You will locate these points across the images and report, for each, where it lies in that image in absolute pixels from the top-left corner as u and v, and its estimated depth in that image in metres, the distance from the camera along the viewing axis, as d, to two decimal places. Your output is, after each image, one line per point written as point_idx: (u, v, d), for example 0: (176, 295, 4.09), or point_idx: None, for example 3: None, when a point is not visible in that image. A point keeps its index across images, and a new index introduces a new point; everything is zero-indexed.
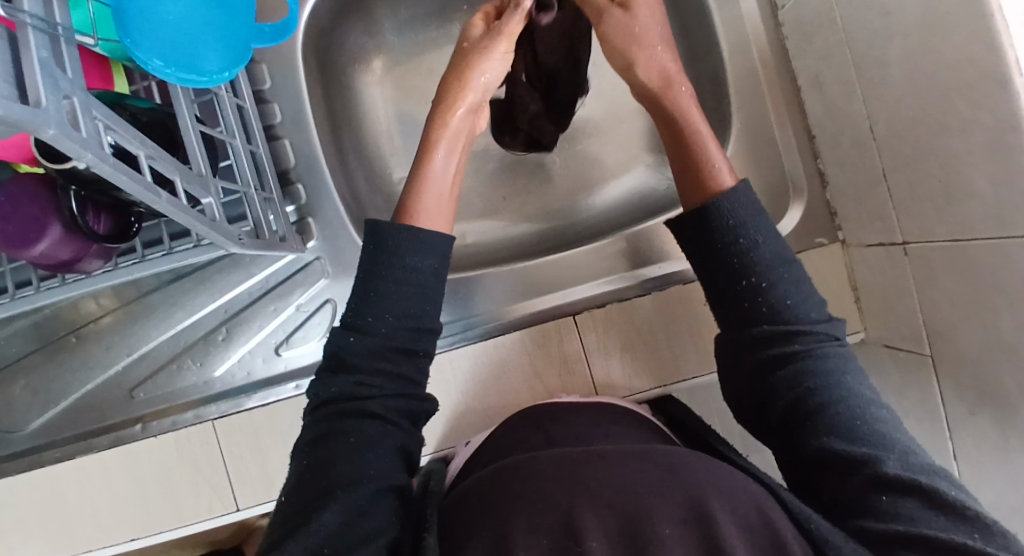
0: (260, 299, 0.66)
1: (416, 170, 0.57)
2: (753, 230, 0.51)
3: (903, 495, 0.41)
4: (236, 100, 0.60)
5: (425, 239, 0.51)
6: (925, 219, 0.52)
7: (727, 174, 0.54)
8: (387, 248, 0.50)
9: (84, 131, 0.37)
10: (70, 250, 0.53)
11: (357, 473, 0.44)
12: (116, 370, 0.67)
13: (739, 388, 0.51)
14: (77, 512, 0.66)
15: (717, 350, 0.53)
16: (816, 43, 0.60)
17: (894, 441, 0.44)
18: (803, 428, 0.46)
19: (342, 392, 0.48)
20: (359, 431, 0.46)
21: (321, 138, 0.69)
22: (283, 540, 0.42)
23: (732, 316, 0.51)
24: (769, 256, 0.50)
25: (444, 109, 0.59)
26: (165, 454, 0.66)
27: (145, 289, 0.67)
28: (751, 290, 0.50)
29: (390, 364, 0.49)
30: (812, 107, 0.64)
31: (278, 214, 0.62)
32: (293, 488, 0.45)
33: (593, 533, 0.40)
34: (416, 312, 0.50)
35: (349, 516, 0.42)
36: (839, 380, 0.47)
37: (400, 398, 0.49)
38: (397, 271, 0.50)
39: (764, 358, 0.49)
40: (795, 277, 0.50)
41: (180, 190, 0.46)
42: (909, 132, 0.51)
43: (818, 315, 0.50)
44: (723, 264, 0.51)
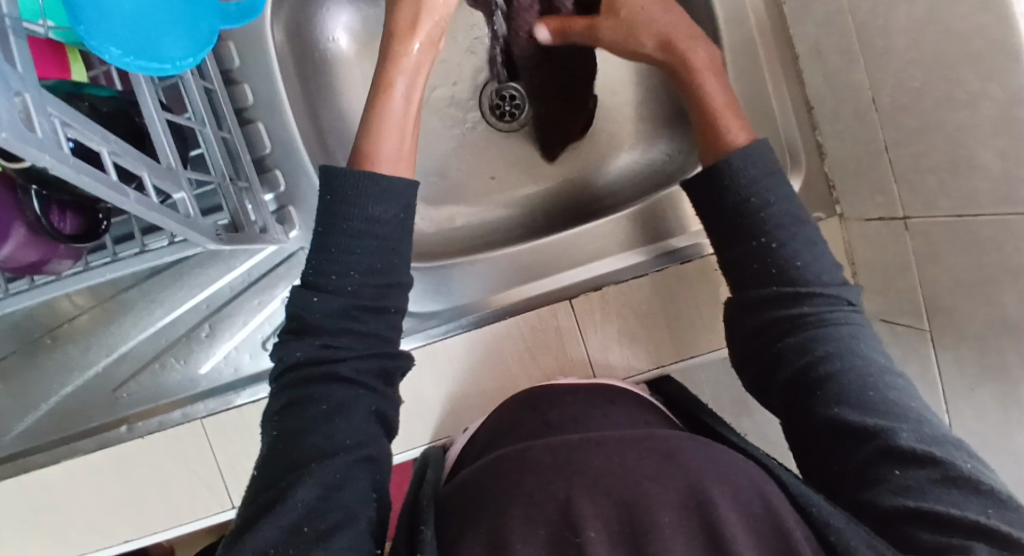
0: (244, 292, 0.64)
1: (372, 114, 0.54)
2: (764, 188, 0.52)
3: (911, 466, 0.41)
4: (203, 83, 0.56)
5: (384, 184, 0.47)
6: (928, 194, 0.51)
7: (740, 130, 0.55)
8: (344, 197, 0.47)
9: (40, 131, 0.34)
10: (36, 253, 0.50)
11: (329, 444, 0.41)
12: (96, 371, 0.65)
13: (748, 354, 0.52)
14: (71, 517, 0.65)
15: (728, 313, 0.54)
16: (814, 9, 0.58)
17: (908, 410, 0.43)
18: (813, 396, 0.45)
19: (307, 357, 0.44)
20: (330, 396, 0.43)
21: (298, 121, 0.65)
22: (254, 522, 0.39)
23: (742, 277, 0.52)
24: (780, 214, 0.51)
25: (399, 42, 0.56)
26: (156, 454, 0.64)
27: (121, 287, 0.64)
28: (761, 249, 0.51)
29: (360, 325, 0.45)
30: (810, 76, 0.62)
31: (258, 203, 0.59)
32: (265, 466, 0.42)
33: (591, 521, 0.39)
34: (383, 267, 0.47)
35: (325, 488, 0.40)
36: (852, 349, 0.46)
37: (372, 359, 0.46)
38: (359, 222, 0.46)
39: (774, 323, 0.49)
40: (807, 236, 0.50)
41: (149, 186, 0.43)
42: (913, 103, 0.49)
43: (829, 278, 0.49)
44: (734, 224, 0.52)
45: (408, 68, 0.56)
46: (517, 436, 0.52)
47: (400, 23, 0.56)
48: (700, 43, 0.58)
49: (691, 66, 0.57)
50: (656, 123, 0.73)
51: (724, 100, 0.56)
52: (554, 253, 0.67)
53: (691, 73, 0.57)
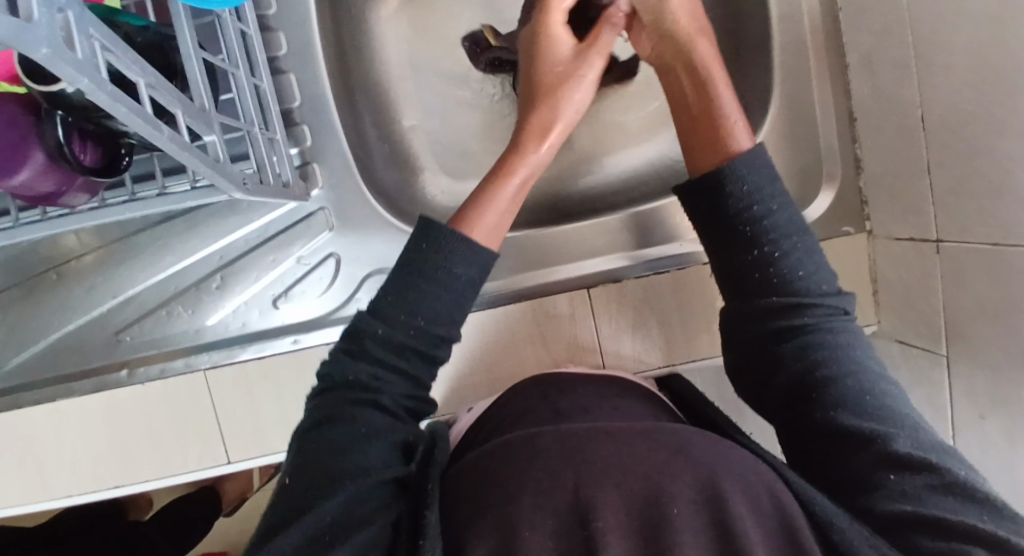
0: (257, 248, 0.62)
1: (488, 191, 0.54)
2: (767, 196, 0.50)
3: (912, 473, 0.40)
4: (240, 26, 0.54)
5: (475, 250, 0.48)
6: (965, 220, 0.51)
7: (745, 137, 0.53)
8: (436, 252, 0.48)
9: (80, 51, 0.32)
10: (53, 183, 0.47)
11: (362, 460, 0.41)
12: (98, 313, 0.63)
13: (746, 364, 0.51)
14: (58, 459, 0.64)
15: (725, 322, 0.53)
16: (872, 18, 0.57)
17: (903, 417, 0.43)
18: (809, 400, 0.45)
19: (358, 381, 0.45)
20: (370, 421, 0.43)
21: (331, 76, 0.64)
22: (283, 526, 0.38)
23: (741, 285, 0.51)
24: (782, 221, 0.50)
25: (527, 137, 0.57)
26: (152, 403, 0.63)
27: (131, 229, 0.63)
28: (761, 259, 0.49)
29: (406, 363, 0.46)
30: (858, 88, 0.61)
31: (283, 156, 0.57)
32: (298, 471, 0.41)
33: (604, 513, 0.38)
34: (448, 316, 0.47)
35: (353, 501, 0.39)
36: (849, 356, 0.46)
37: (411, 398, 0.47)
38: (442, 276, 0.47)
39: (771, 329, 0.48)
40: (808, 246, 0.50)
41: (182, 125, 0.41)
42: (965, 126, 0.49)
43: (829, 288, 0.49)
44: (734, 232, 0.50)
45: (531, 162, 0.55)
46: (526, 421, 0.51)
47: (531, 122, 0.57)
48: (711, 47, 0.56)
49: (698, 66, 0.55)
50: None
51: (730, 104, 0.54)
52: (574, 240, 0.67)
53: (700, 72, 0.55)
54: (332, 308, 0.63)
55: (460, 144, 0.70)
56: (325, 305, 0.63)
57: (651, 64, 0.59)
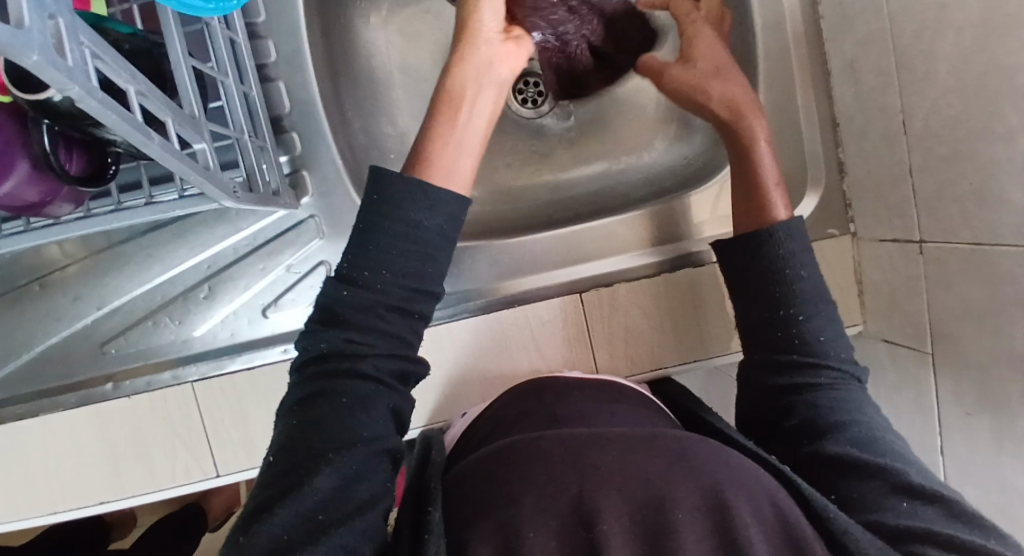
0: (247, 256, 0.62)
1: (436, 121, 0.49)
2: (799, 262, 0.53)
3: (921, 503, 0.41)
4: (229, 33, 0.54)
5: (435, 195, 0.44)
6: (949, 222, 0.52)
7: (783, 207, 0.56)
8: (392, 202, 0.44)
9: (71, 58, 0.31)
10: (39, 192, 0.46)
11: (349, 437, 0.39)
12: (84, 323, 0.62)
13: (762, 414, 0.52)
14: (40, 474, 0.62)
15: (741, 376, 0.54)
16: (854, 27, 0.59)
17: (911, 460, 0.44)
18: (822, 441, 0.47)
19: (334, 350, 0.41)
20: (348, 391, 0.40)
21: (321, 83, 0.64)
22: (271, 504, 0.37)
23: (763, 342, 0.53)
24: (808, 288, 0.52)
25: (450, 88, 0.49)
26: (139, 416, 0.62)
27: (116, 239, 0.62)
28: (788, 319, 0.51)
29: (384, 324, 0.42)
30: (841, 93, 0.63)
31: (272, 164, 0.57)
32: (282, 449, 0.39)
33: (608, 516, 0.38)
34: (417, 273, 0.44)
35: (346, 479, 0.38)
36: (860, 409, 0.48)
37: (395, 359, 0.43)
38: (400, 226, 0.43)
39: (789, 384, 0.50)
40: (830, 315, 0.52)
41: (172, 133, 0.41)
42: (947, 131, 0.50)
43: (846, 355, 0.50)
44: (764, 289, 0.53)
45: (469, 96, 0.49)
46: (520, 427, 0.51)
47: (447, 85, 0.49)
48: (762, 123, 0.58)
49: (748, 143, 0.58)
50: (679, 125, 0.73)
51: (774, 175, 0.57)
52: (569, 245, 0.67)
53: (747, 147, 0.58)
54: None
55: None
56: None
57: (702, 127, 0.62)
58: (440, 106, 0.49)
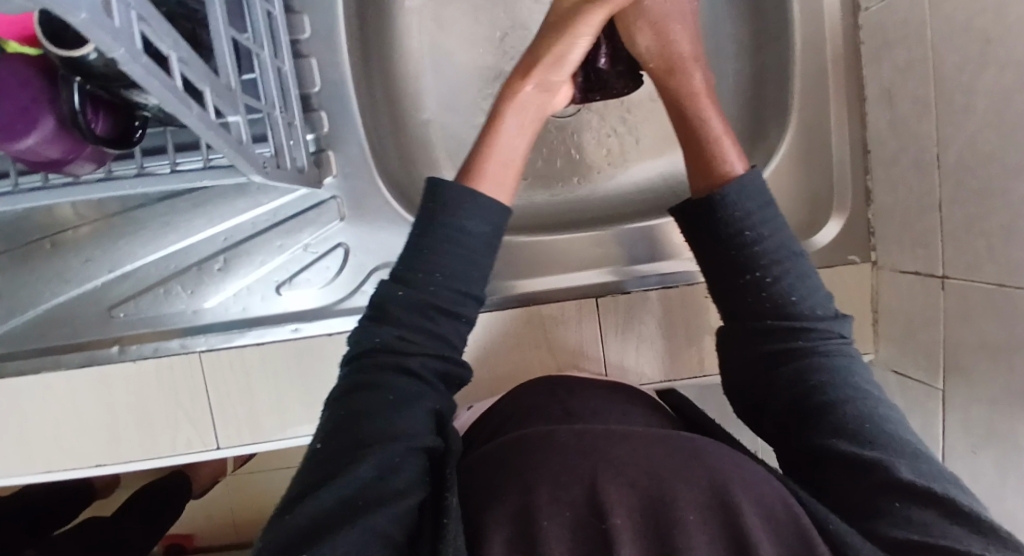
0: (266, 231, 0.61)
1: (484, 139, 0.50)
2: (760, 221, 0.47)
3: (915, 503, 0.37)
4: (266, 5, 0.53)
5: (482, 202, 0.44)
6: (972, 260, 0.52)
7: (738, 162, 0.50)
8: (440, 208, 0.44)
9: (117, 19, 0.30)
10: (61, 149, 0.45)
11: (390, 429, 0.38)
12: (95, 286, 0.62)
13: (741, 384, 0.48)
14: (38, 433, 0.62)
15: (718, 346, 0.51)
16: (895, 53, 0.58)
17: (903, 443, 0.40)
18: (807, 424, 0.43)
19: (384, 344, 0.41)
20: (395, 388, 0.40)
21: (353, 62, 0.63)
22: (313, 488, 0.36)
23: (735, 308, 0.48)
24: (774, 247, 0.47)
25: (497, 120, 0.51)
26: (143, 383, 0.61)
27: (130, 205, 0.61)
28: (754, 284, 0.47)
29: (432, 325, 0.42)
30: (875, 119, 0.62)
31: (300, 140, 0.56)
32: (329, 436, 0.39)
33: (619, 508, 0.37)
34: (465, 275, 0.43)
35: (383, 470, 0.36)
36: (846, 379, 0.43)
37: (439, 359, 0.43)
38: (448, 230, 0.43)
39: (765, 353, 0.46)
40: (801, 271, 0.47)
41: (209, 103, 0.40)
42: (980, 169, 0.50)
43: (823, 311, 0.46)
44: (727, 256, 0.48)
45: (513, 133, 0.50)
46: (533, 418, 0.51)
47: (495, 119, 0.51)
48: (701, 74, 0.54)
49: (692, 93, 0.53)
50: None
51: (723, 130, 0.51)
52: (588, 249, 0.67)
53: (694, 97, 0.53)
54: (335, 299, 0.62)
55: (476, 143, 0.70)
56: (327, 295, 0.62)
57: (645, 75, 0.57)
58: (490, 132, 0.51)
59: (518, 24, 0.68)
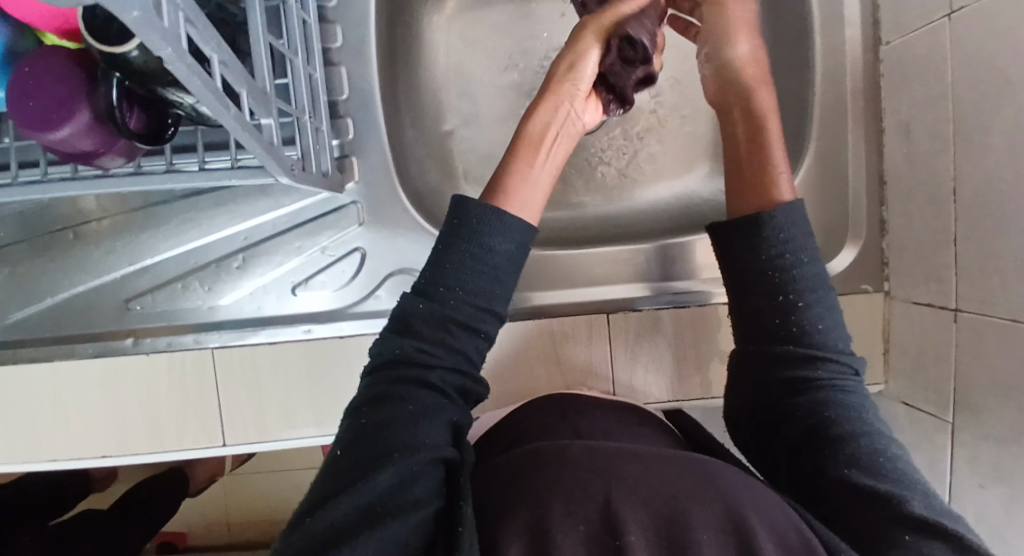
0: (285, 232, 0.62)
1: (512, 158, 0.49)
2: (802, 247, 0.48)
3: (928, 538, 0.37)
4: (302, 13, 0.54)
5: (508, 221, 0.44)
6: (986, 295, 0.52)
7: (788, 190, 0.51)
8: (466, 225, 0.44)
9: (167, 20, 0.31)
10: (93, 142, 0.46)
11: (412, 441, 0.38)
12: (114, 277, 0.63)
13: (756, 408, 0.49)
14: (46, 422, 0.62)
15: (733, 369, 0.51)
16: (915, 88, 0.59)
17: (914, 480, 0.41)
18: (820, 453, 0.43)
19: (405, 357, 0.41)
20: (417, 401, 0.40)
21: (381, 72, 0.64)
22: (331, 495, 0.37)
23: (758, 331, 0.49)
24: (809, 275, 0.48)
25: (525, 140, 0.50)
26: (154, 376, 0.62)
27: (154, 200, 0.62)
28: (784, 307, 0.47)
29: (452, 339, 0.42)
30: (892, 152, 0.63)
31: (325, 146, 0.57)
32: (349, 446, 0.39)
33: (633, 525, 0.37)
34: (487, 292, 0.43)
35: (402, 480, 0.37)
36: (861, 415, 0.44)
37: (458, 375, 0.43)
38: (472, 247, 0.43)
39: (785, 379, 0.47)
40: (831, 302, 0.48)
41: (245, 105, 0.41)
42: (996, 205, 0.50)
43: (844, 345, 0.47)
44: (761, 275, 0.48)
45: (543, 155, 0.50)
46: (542, 435, 0.51)
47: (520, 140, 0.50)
48: (771, 95, 0.54)
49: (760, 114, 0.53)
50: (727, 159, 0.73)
51: (782, 156, 0.52)
52: (602, 266, 0.67)
53: (761, 121, 0.53)
54: (349, 302, 0.63)
55: (496, 156, 0.71)
56: (341, 298, 0.63)
57: (710, 104, 0.58)
58: (519, 148, 0.50)
59: (543, 43, 0.69)
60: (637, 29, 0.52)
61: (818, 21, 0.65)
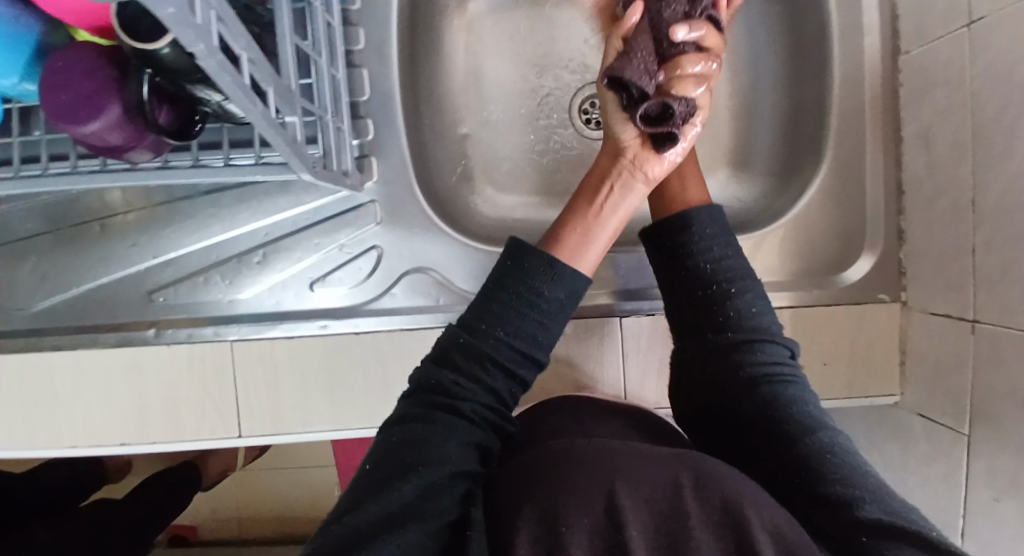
0: (305, 229, 0.63)
1: (571, 212, 0.51)
2: (723, 242, 0.53)
3: (885, 533, 0.36)
4: (327, 16, 0.56)
5: (563, 271, 0.45)
6: (1006, 306, 0.52)
7: (700, 194, 0.55)
8: (519, 269, 0.45)
9: (200, 17, 0.32)
10: (122, 136, 0.48)
11: (438, 456, 0.39)
12: (138, 270, 0.64)
13: (704, 400, 0.50)
14: (68, 409, 0.64)
15: (678, 360, 0.53)
16: (937, 97, 0.59)
17: (864, 472, 0.40)
18: (768, 441, 0.44)
19: (442, 385, 0.42)
20: (448, 425, 0.41)
21: (401, 73, 0.65)
22: (358, 500, 0.37)
23: (699, 322, 0.52)
24: (737, 265, 0.52)
25: (587, 202, 0.51)
26: (173, 368, 0.63)
27: (178, 195, 0.63)
28: (718, 295, 0.51)
29: (489, 374, 0.43)
30: (912, 161, 0.63)
31: (346, 146, 0.58)
32: (377, 457, 0.40)
33: (633, 521, 0.37)
34: (533, 338, 0.44)
35: (426, 490, 0.38)
36: (806, 407, 0.45)
37: (489, 410, 0.43)
38: (524, 292, 0.44)
39: (730, 366, 0.49)
40: (760, 292, 0.52)
41: (271, 102, 0.42)
42: (1017, 214, 0.50)
43: (779, 332, 0.50)
44: (696, 265, 0.52)
45: (615, 215, 0.50)
46: (551, 436, 0.51)
47: (582, 199, 0.51)
48: None
49: None
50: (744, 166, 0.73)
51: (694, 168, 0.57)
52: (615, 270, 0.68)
53: None
54: (365, 300, 0.64)
55: (511, 158, 0.71)
56: (356, 295, 0.63)
57: None
58: (578, 207, 0.51)
59: (561, 47, 0.70)
60: (625, 67, 0.46)
61: (838, 29, 0.65)
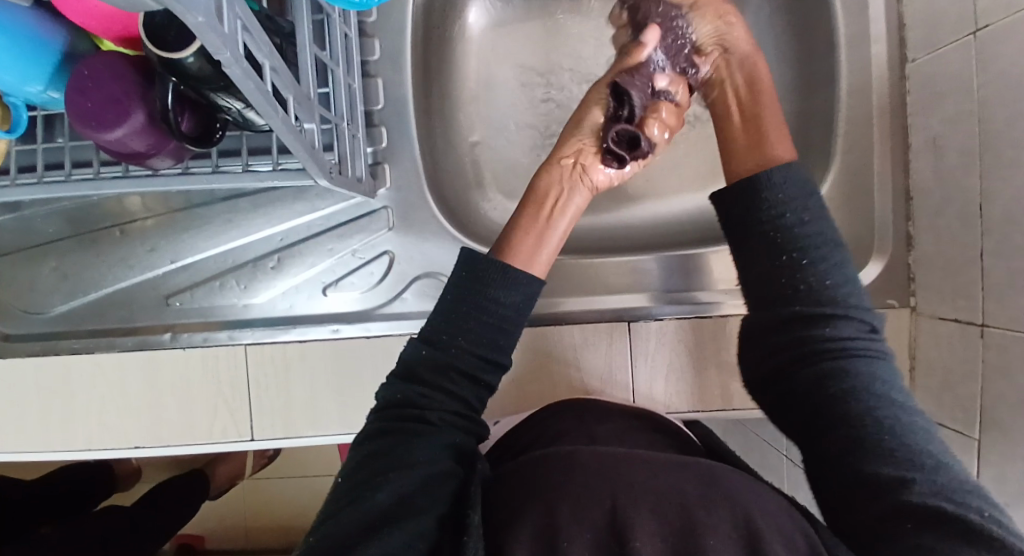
0: (318, 234, 0.64)
1: (523, 214, 0.52)
2: (803, 206, 0.49)
3: (929, 524, 0.36)
4: (345, 29, 0.58)
5: (514, 275, 0.45)
6: (1016, 311, 0.52)
7: (787, 149, 0.53)
8: (474, 279, 0.45)
9: (226, 25, 0.33)
10: (145, 143, 0.49)
11: (408, 463, 0.40)
12: (155, 274, 0.66)
13: (768, 374, 0.48)
14: (83, 411, 0.65)
15: (744, 330, 0.51)
16: (944, 105, 0.59)
17: (925, 456, 0.39)
18: (827, 426, 0.43)
19: (407, 399, 0.43)
20: (415, 434, 0.41)
21: (415, 83, 0.67)
22: (337, 511, 0.39)
23: (765, 293, 0.49)
24: (813, 232, 0.48)
25: (538, 204, 0.52)
26: (187, 370, 0.64)
27: (196, 200, 0.65)
28: (791, 265, 0.48)
29: (452, 384, 0.43)
30: (919, 168, 0.63)
31: (360, 153, 0.60)
32: (353, 470, 0.41)
33: (640, 530, 0.37)
34: (491, 342, 0.44)
35: (400, 496, 0.39)
36: (876, 384, 0.43)
37: (457, 416, 0.44)
38: (481, 300, 0.44)
39: (797, 342, 0.46)
40: (840, 260, 0.48)
41: (291, 109, 0.43)
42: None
43: (858, 301, 0.47)
44: (765, 235, 0.49)
45: (566, 214, 0.52)
46: (557, 441, 0.52)
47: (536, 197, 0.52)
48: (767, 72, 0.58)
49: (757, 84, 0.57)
50: None
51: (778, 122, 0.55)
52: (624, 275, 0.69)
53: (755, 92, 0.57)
54: (377, 304, 0.65)
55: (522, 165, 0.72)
56: (368, 299, 0.64)
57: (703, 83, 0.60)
58: (527, 209, 0.52)
59: (572, 57, 0.71)
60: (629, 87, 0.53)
61: (844, 40, 0.66)
